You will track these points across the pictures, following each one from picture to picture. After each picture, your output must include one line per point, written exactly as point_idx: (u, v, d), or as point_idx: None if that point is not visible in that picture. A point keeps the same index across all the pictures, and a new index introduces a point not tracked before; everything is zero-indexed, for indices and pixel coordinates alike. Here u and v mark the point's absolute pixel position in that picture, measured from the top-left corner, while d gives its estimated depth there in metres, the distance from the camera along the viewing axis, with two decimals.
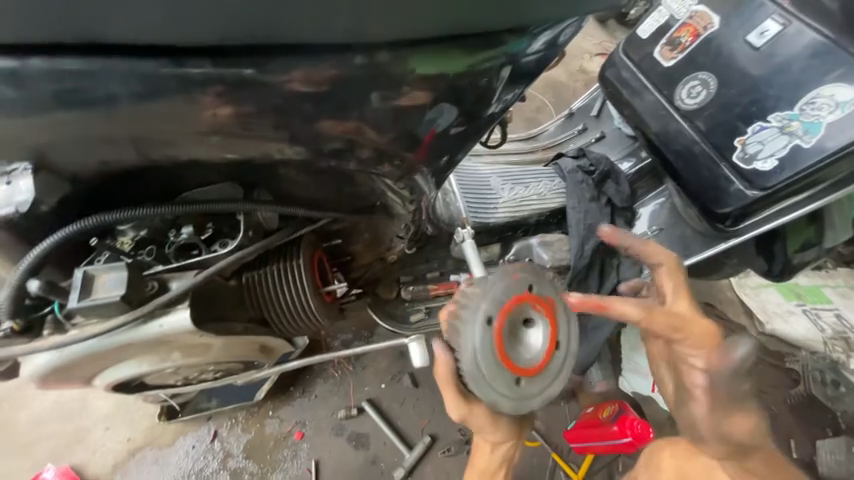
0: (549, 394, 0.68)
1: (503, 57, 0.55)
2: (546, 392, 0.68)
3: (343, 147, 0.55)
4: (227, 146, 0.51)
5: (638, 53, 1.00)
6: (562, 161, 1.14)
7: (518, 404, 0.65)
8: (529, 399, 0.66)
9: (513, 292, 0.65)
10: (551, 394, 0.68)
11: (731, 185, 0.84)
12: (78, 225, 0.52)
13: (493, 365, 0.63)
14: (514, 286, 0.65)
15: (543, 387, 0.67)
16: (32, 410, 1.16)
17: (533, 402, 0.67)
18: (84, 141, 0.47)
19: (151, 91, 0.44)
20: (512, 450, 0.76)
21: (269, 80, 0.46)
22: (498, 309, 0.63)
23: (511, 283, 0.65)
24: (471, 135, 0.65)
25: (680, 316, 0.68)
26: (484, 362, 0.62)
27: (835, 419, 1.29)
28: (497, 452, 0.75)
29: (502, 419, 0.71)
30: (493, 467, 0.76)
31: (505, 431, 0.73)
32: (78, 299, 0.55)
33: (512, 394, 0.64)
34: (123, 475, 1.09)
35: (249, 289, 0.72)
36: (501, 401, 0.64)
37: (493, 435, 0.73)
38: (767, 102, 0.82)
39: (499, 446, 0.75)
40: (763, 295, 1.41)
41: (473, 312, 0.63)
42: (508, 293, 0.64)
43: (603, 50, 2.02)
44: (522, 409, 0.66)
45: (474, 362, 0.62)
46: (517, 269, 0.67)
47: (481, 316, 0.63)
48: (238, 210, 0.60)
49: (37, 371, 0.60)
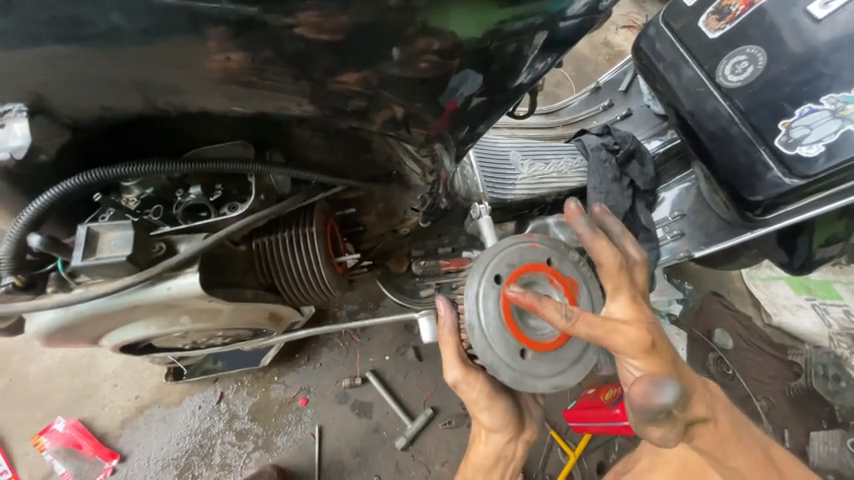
0: (559, 381, 0.62)
1: (541, 17, 0.49)
2: (555, 378, 0.62)
3: (365, 105, 0.51)
4: (240, 96, 0.46)
5: (680, 22, 0.92)
6: (585, 138, 1.08)
7: (520, 379, 0.60)
8: (535, 379, 0.61)
9: (528, 259, 0.63)
10: (563, 383, 0.62)
11: (768, 171, 0.78)
12: (81, 178, 0.49)
13: (497, 326, 0.60)
14: (529, 253, 0.64)
15: (553, 372, 0.62)
16: (41, 364, 1.17)
17: (538, 384, 0.61)
18: (85, 83, 0.43)
19: (159, 27, 0.39)
20: (509, 447, 0.68)
21: (289, 22, 0.41)
22: (509, 270, 0.62)
23: (527, 250, 0.64)
24: (495, 107, 0.60)
25: (608, 326, 0.55)
26: (487, 320, 0.60)
27: (833, 413, 1.27)
28: (491, 442, 0.68)
29: (502, 398, 0.66)
30: (490, 464, 0.68)
31: (503, 416, 0.66)
32: (83, 257, 0.51)
33: (515, 364, 0.60)
34: (132, 430, 1.12)
35: (260, 256, 0.70)
36: (501, 368, 0.60)
37: (489, 419, 0.66)
38: (821, 82, 0.75)
39: (493, 435, 0.67)
40: (773, 287, 1.38)
41: (482, 267, 0.62)
42: (522, 258, 0.63)
43: (630, 23, 1.89)
44: (523, 385, 0.60)
45: (477, 319, 0.60)
46: (538, 239, 0.65)
47: (489, 273, 0.61)
48: (248, 171, 0.55)
49: (42, 329, 0.58)
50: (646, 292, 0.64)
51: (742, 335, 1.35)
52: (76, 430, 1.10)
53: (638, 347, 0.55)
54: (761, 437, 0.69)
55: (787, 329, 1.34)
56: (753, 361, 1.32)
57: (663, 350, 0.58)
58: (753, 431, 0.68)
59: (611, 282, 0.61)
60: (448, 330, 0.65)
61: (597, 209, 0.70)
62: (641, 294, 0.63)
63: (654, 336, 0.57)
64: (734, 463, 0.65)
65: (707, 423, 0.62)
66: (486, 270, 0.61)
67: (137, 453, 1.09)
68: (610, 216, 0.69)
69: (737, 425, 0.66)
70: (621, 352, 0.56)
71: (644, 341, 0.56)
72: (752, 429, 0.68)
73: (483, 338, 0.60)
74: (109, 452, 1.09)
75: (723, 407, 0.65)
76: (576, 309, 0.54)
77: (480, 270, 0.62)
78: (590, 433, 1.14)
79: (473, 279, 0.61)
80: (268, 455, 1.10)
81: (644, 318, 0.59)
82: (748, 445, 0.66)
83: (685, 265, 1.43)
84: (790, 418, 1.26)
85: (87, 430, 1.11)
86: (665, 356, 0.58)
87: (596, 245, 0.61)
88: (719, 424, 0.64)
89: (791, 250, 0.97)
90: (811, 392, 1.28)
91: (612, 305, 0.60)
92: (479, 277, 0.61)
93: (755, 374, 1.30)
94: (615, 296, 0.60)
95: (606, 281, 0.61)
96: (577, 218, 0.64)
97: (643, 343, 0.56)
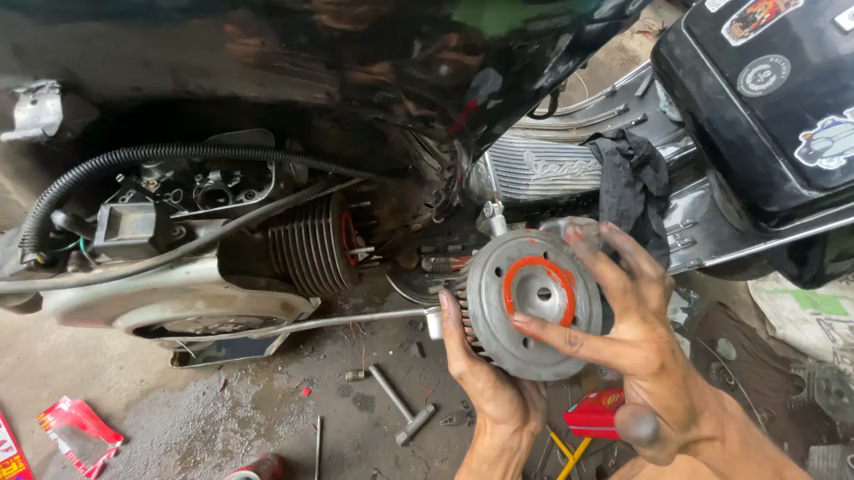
0: (562, 369, 0.59)
1: (567, 18, 0.48)
2: (558, 366, 0.59)
3: (391, 96, 0.51)
4: (269, 81, 0.46)
5: (702, 28, 0.91)
6: (599, 141, 1.07)
7: (524, 367, 0.58)
8: (539, 367, 0.58)
9: (527, 252, 0.62)
10: (566, 371, 0.59)
11: (786, 182, 0.78)
12: (103, 158, 0.49)
13: (500, 315, 0.58)
14: (527, 247, 0.62)
15: (556, 360, 0.59)
16: (48, 343, 1.18)
17: (542, 372, 0.59)
18: (118, 62, 0.43)
19: (195, 7, 0.39)
20: (514, 438, 0.68)
21: (308, 8, 0.40)
22: (509, 263, 0.60)
23: (525, 244, 0.62)
24: (515, 109, 0.59)
25: (618, 351, 0.56)
26: (490, 310, 0.58)
27: (834, 428, 1.25)
28: (497, 434, 0.68)
29: (506, 388, 0.65)
30: (495, 454, 0.68)
31: (508, 406, 0.65)
32: (105, 238, 0.51)
33: (518, 353, 0.58)
34: (136, 413, 1.12)
35: (274, 245, 0.70)
36: (505, 357, 0.58)
37: (495, 411, 0.65)
38: (847, 94, 0.74)
39: (499, 426, 0.67)
40: (778, 301, 1.37)
41: (482, 260, 0.61)
42: (521, 251, 0.62)
43: (646, 28, 1.87)
44: (527, 374, 0.58)
45: (480, 310, 0.58)
46: (535, 234, 0.64)
47: (489, 265, 0.60)
48: (269, 159, 0.55)
49: (59, 307, 0.59)
50: (661, 310, 0.64)
51: (745, 346, 1.34)
52: (81, 410, 1.11)
53: (646, 370, 0.56)
54: (773, 455, 0.71)
55: (791, 342, 1.33)
56: (756, 373, 1.31)
57: (674, 373, 0.58)
58: (764, 449, 0.70)
59: (619, 304, 0.61)
60: (452, 324, 0.65)
61: (605, 226, 0.70)
62: (654, 314, 0.62)
63: (665, 360, 0.57)
64: None
65: (715, 441, 0.65)
66: (486, 263, 0.60)
67: (141, 435, 1.10)
68: (618, 234, 0.69)
69: (746, 444, 0.68)
70: (632, 374, 0.57)
71: (653, 364, 0.56)
72: (766, 447, 0.71)
73: (487, 327, 0.58)
74: (113, 434, 1.09)
75: (734, 426, 0.68)
76: (581, 335, 0.54)
77: (480, 262, 0.61)
78: (590, 436, 1.14)
79: (474, 273, 0.60)
80: (269, 444, 1.11)
81: (657, 339, 0.58)
82: (756, 463, 0.69)
83: (691, 273, 1.42)
84: (792, 431, 1.25)
85: (92, 411, 1.12)
86: (675, 379, 0.59)
87: (600, 267, 0.62)
88: (728, 443, 0.67)
89: (803, 262, 0.95)
90: (812, 406, 1.27)
91: (622, 326, 0.59)
92: (479, 270, 0.60)
93: (756, 386, 1.29)
94: (624, 317, 0.60)
95: (613, 303, 0.61)
96: (578, 242, 0.64)
97: (651, 366, 0.56)
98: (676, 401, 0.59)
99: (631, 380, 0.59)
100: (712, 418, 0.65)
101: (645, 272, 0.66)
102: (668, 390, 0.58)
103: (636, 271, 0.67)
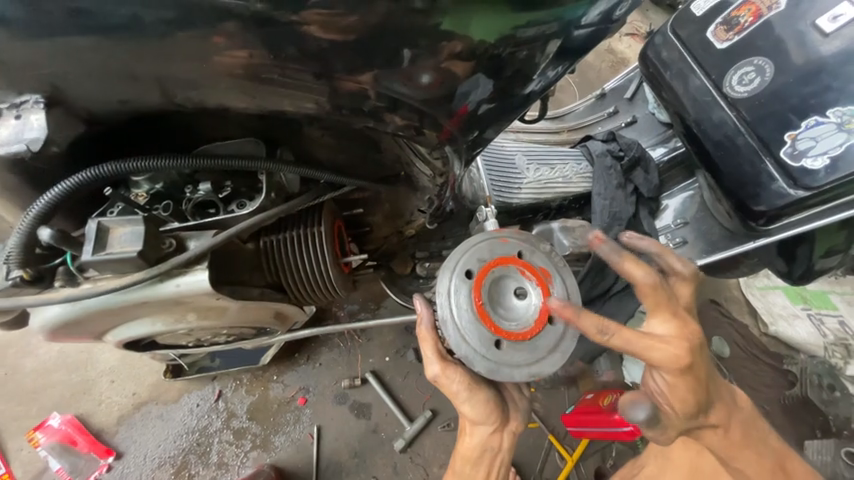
0: (537, 370, 0.59)
1: (555, 24, 0.49)
2: (532, 366, 0.59)
3: (382, 105, 0.51)
4: (257, 93, 0.46)
5: (687, 30, 0.92)
6: (589, 143, 1.07)
7: (496, 369, 0.57)
8: (511, 368, 0.58)
9: (499, 253, 0.61)
10: (540, 371, 0.59)
11: (773, 182, 0.79)
12: (89, 173, 0.48)
13: (470, 318, 0.58)
14: (499, 247, 0.62)
15: (530, 360, 0.58)
16: (36, 358, 1.16)
17: (516, 374, 0.58)
18: (103, 75, 0.43)
19: (182, 20, 0.39)
20: (494, 439, 0.66)
21: (296, 19, 0.40)
22: (480, 265, 0.60)
23: (497, 244, 0.62)
24: (505, 113, 0.60)
25: (646, 343, 0.56)
26: (460, 314, 0.58)
27: (826, 422, 1.25)
28: (477, 434, 0.66)
29: (482, 389, 0.64)
30: (476, 456, 0.67)
31: (485, 407, 0.64)
32: (92, 253, 0.51)
33: (489, 355, 0.57)
34: (128, 427, 1.10)
35: (267, 255, 0.69)
36: (476, 360, 0.57)
37: (472, 411, 0.64)
38: (828, 95, 0.75)
39: (478, 427, 0.66)
40: (770, 297, 1.37)
41: (452, 263, 0.60)
42: (493, 252, 0.61)
43: (634, 30, 1.90)
44: (499, 375, 0.57)
45: (450, 314, 0.58)
46: (507, 233, 0.64)
47: (459, 268, 0.60)
48: (259, 169, 0.55)
49: (46, 324, 0.58)
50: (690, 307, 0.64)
51: (739, 343, 1.34)
52: (72, 426, 1.08)
53: (674, 366, 0.57)
54: (775, 447, 0.72)
55: (782, 338, 1.33)
56: (749, 369, 1.32)
57: (698, 370, 0.59)
58: (767, 441, 0.71)
59: (650, 300, 0.59)
60: (426, 328, 0.64)
61: (626, 233, 0.68)
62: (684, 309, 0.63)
63: (693, 357, 0.58)
64: (739, 464, 0.71)
65: (717, 429, 0.67)
66: (455, 266, 0.60)
67: (133, 450, 1.08)
68: (639, 240, 0.67)
69: (749, 433, 0.70)
70: (658, 367, 0.58)
71: (682, 361, 0.57)
72: (770, 439, 0.72)
73: (457, 331, 0.57)
74: (105, 449, 1.07)
75: (739, 418, 0.69)
76: (609, 327, 0.54)
77: (451, 265, 0.60)
78: (587, 437, 1.14)
79: (444, 275, 0.60)
80: (266, 455, 1.10)
81: (689, 336, 0.58)
82: (756, 453, 0.70)
83: None
84: (786, 427, 1.25)
85: (83, 426, 1.09)
86: (698, 374, 0.59)
87: (629, 266, 0.58)
88: (731, 432, 0.68)
89: (791, 260, 0.96)
90: (805, 401, 1.27)
91: (654, 322, 0.59)
92: (449, 273, 0.60)
93: (750, 382, 1.30)
94: (656, 313, 0.59)
95: (644, 300, 0.59)
96: (601, 246, 0.59)
97: (680, 362, 0.57)
98: (693, 395, 0.60)
99: (654, 372, 0.60)
100: (721, 407, 0.66)
101: (676, 269, 0.66)
102: (689, 385, 0.59)
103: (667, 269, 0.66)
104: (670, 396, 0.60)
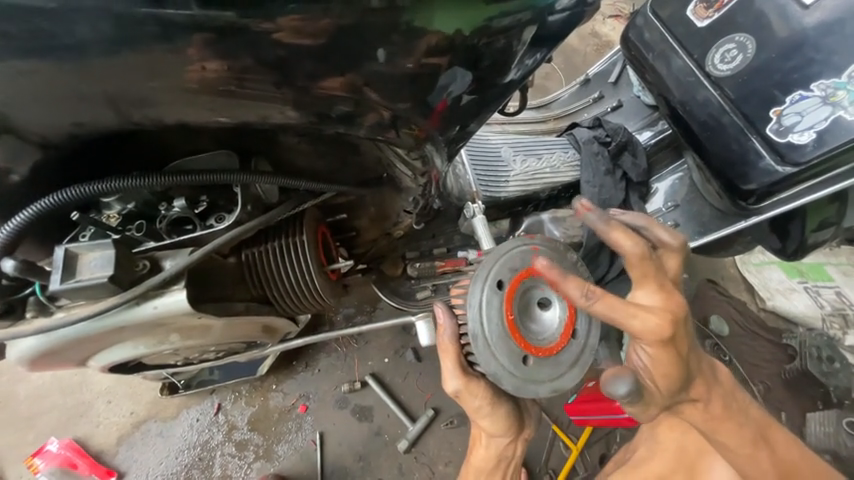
0: (559, 385, 0.59)
1: (529, 12, 0.49)
2: (555, 382, 0.59)
3: (352, 110, 0.49)
4: (220, 108, 0.45)
5: (667, 10, 0.90)
6: (576, 131, 1.06)
7: (522, 385, 0.57)
8: (536, 385, 0.58)
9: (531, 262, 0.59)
10: (562, 386, 0.59)
11: (761, 160, 0.78)
12: (53, 198, 0.47)
13: (500, 333, 0.56)
14: (531, 256, 0.60)
15: (553, 376, 0.58)
16: (31, 384, 1.15)
17: (540, 389, 0.58)
18: (54, 98, 0.41)
19: (129, 37, 0.37)
20: (509, 449, 0.68)
21: (266, 27, 0.39)
22: (512, 275, 0.58)
23: (529, 253, 0.60)
24: (487, 105, 0.58)
25: (629, 312, 0.55)
26: (490, 328, 0.56)
27: (827, 393, 1.25)
28: (493, 445, 0.68)
29: (502, 404, 0.64)
30: (492, 466, 0.69)
31: (505, 423, 0.65)
32: (62, 281, 0.50)
33: (517, 371, 0.56)
34: (128, 446, 1.10)
35: (250, 268, 0.68)
36: (503, 377, 0.56)
37: (492, 425, 0.65)
38: (811, 68, 0.74)
39: (495, 439, 0.67)
40: (766, 273, 1.37)
41: (484, 272, 0.58)
42: (525, 262, 0.59)
43: (616, 12, 1.87)
44: (524, 392, 0.57)
45: (480, 329, 0.56)
46: (538, 241, 0.61)
47: (492, 278, 0.57)
48: (233, 181, 0.53)
49: (23, 355, 0.57)
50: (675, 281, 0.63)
51: (739, 321, 1.34)
52: (71, 450, 1.07)
53: (655, 338, 0.56)
54: (757, 418, 0.71)
55: (780, 312, 1.33)
56: (748, 346, 1.32)
57: (680, 342, 0.59)
58: (750, 413, 0.71)
59: (636, 271, 0.58)
60: (449, 339, 0.62)
61: (610, 211, 0.70)
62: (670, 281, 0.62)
63: (677, 328, 0.57)
64: (722, 439, 0.69)
65: (696, 403, 0.67)
66: (488, 276, 0.57)
67: (135, 469, 1.08)
68: (625, 213, 0.68)
69: (729, 407, 0.69)
70: (640, 340, 0.57)
71: (664, 333, 0.56)
72: (752, 411, 0.71)
73: (486, 346, 0.56)
74: (106, 470, 1.07)
75: (720, 392, 0.68)
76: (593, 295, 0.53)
77: (483, 275, 0.58)
78: (591, 425, 1.15)
79: (475, 286, 0.57)
80: (269, 465, 1.09)
81: (674, 308, 0.57)
82: (738, 425, 0.69)
83: None
84: (790, 402, 1.25)
85: (82, 449, 1.08)
86: (679, 348, 0.59)
87: (616, 236, 0.57)
88: (711, 406, 0.68)
89: (784, 235, 0.95)
90: (805, 374, 1.27)
91: (640, 293, 0.58)
92: (481, 283, 0.57)
93: (750, 359, 1.30)
94: (642, 284, 0.58)
95: (631, 270, 0.58)
96: (587, 215, 0.59)
97: (662, 333, 0.56)
98: (675, 369, 0.59)
99: (637, 345, 0.60)
100: (701, 381, 0.66)
101: (664, 241, 0.65)
102: (671, 359, 0.58)
103: (656, 242, 0.66)
104: (652, 370, 0.60)
